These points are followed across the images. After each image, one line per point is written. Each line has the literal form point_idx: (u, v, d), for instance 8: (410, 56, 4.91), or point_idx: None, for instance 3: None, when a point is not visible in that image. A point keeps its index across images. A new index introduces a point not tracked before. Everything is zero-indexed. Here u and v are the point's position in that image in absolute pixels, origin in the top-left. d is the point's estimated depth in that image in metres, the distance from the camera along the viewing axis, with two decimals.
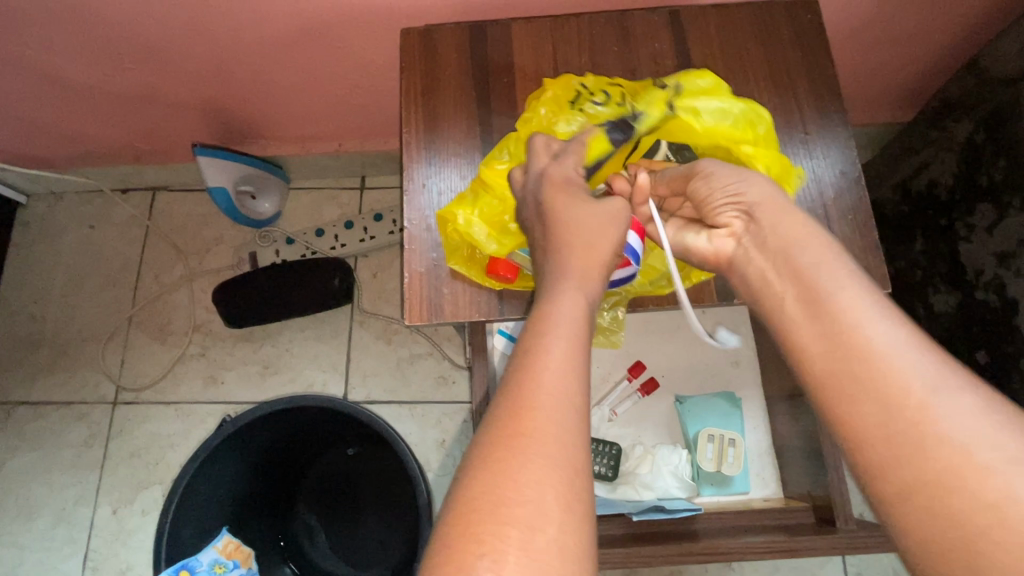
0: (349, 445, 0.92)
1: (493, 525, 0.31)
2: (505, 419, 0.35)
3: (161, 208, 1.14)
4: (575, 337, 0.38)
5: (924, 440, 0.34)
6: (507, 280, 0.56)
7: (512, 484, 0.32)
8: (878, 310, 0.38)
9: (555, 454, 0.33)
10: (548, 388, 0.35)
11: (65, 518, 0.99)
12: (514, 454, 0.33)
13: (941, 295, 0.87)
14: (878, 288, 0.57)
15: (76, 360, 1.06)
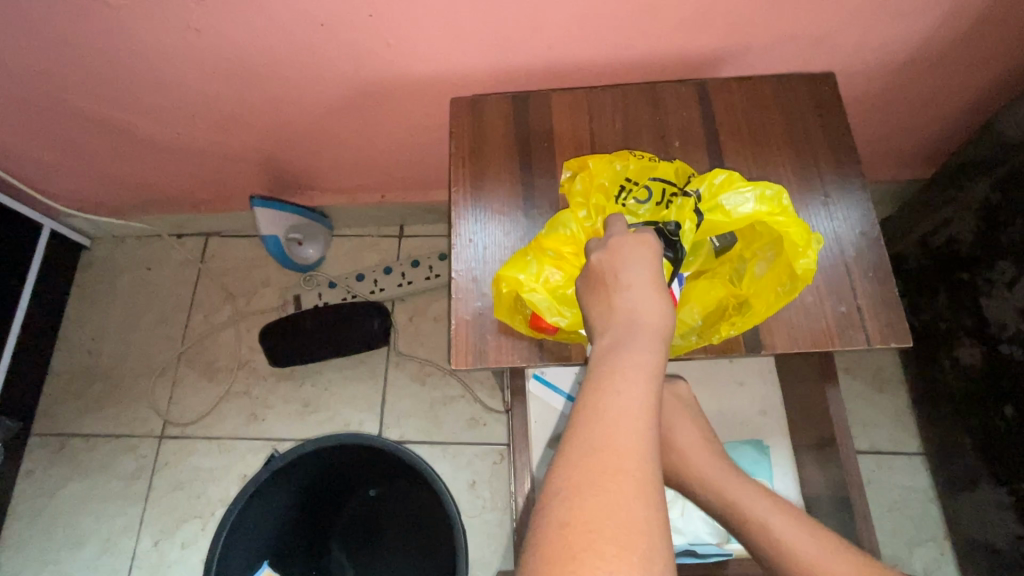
0: (370, 487, 0.94)
1: (585, 553, 0.35)
2: (586, 454, 0.39)
3: (213, 252, 1.22)
4: (646, 379, 0.43)
5: None
6: (547, 332, 0.60)
7: (603, 516, 0.36)
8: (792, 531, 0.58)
9: (636, 485, 0.37)
10: (628, 433, 0.39)
11: (110, 548, 1.03)
12: (604, 488, 0.37)
13: (967, 348, 0.88)
14: (901, 341, 0.59)
15: (128, 395, 1.12)
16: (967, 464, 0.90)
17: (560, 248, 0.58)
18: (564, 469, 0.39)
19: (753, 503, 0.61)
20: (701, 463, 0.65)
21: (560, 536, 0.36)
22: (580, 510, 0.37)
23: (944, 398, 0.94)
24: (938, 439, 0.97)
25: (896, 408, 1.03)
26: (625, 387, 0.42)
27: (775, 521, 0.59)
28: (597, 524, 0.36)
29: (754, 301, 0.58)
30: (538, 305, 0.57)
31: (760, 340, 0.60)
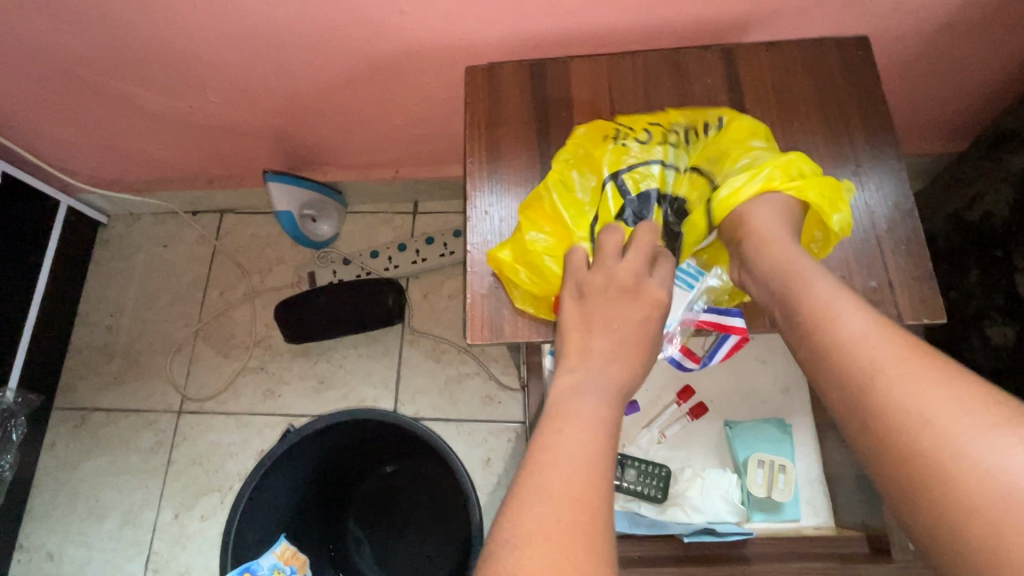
0: (389, 464, 0.97)
1: None
2: (538, 498, 0.37)
3: (228, 229, 1.22)
4: (595, 425, 0.41)
5: (908, 424, 0.35)
6: None
7: (547, 570, 0.34)
8: (853, 312, 0.42)
9: (584, 541, 0.35)
10: (571, 480, 0.38)
11: (131, 520, 1.05)
12: (552, 539, 0.35)
13: (999, 328, 0.85)
14: (933, 318, 0.57)
15: (146, 370, 1.13)
16: None
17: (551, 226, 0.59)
18: (510, 520, 0.37)
19: (829, 297, 0.43)
20: (772, 225, 0.51)
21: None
22: (531, 564, 0.34)
23: None
24: None
25: None
26: (574, 432, 0.41)
27: (847, 313, 0.42)
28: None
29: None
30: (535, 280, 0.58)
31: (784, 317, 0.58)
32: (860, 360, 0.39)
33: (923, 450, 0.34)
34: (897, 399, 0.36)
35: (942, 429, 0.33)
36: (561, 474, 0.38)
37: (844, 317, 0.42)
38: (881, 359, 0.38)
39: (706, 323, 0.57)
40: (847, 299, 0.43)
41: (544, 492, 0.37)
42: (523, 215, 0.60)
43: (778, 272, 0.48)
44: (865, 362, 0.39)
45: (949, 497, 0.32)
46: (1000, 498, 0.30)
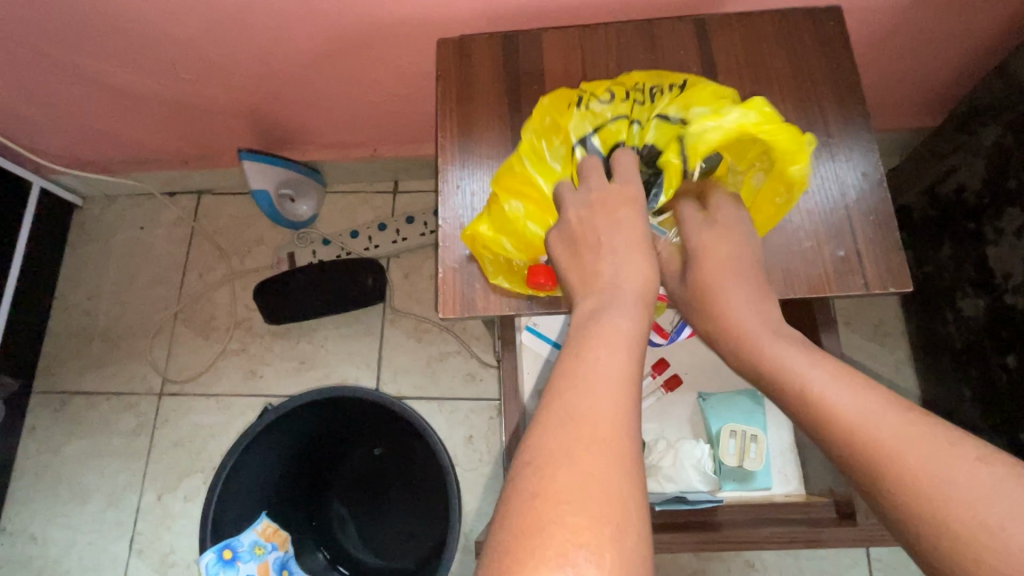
0: (379, 445, 0.97)
1: (555, 526, 0.33)
2: (564, 419, 0.37)
3: (206, 210, 1.20)
4: (623, 346, 0.40)
5: (889, 465, 0.37)
6: (545, 287, 0.58)
7: (576, 489, 0.34)
8: (814, 367, 0.44)
9: (612, 456, 0.35)
10: (601, 399, 0.37)
11: (114, 502, 1.05)
12: (579, 457, 0.35)
13: (970, 299, 0.86)
14: (900, 286, 0.58)
15: (126, 353, 1.13)
16: (966, 415, 0.89)
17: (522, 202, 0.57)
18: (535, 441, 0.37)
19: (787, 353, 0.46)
20: (727, 267, 0.53)
21: (528, 503, 0.34)
22: (555, 485, 0.34)
23: (944, 350, 0.93)
24: (935, 390, 0.96)
25: (898, 362, 1.01)
26: (604, 353, 0.40)
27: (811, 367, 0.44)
28: (574, 491, 0.34)
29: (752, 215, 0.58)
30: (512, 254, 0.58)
31: None
32: (831, 412, 0.41)
33: (910, 486, 0.36)
34: (872, 439, 0.38)
35: (937, 462, 0.36)
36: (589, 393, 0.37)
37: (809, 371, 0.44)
38: (847, 405, 0.41)
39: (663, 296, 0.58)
40: (805, 354, 0.46)
41: (577, 411, 0.37)
42: (496, 184, 0.58)
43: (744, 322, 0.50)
44: (839, 412, 0.41)
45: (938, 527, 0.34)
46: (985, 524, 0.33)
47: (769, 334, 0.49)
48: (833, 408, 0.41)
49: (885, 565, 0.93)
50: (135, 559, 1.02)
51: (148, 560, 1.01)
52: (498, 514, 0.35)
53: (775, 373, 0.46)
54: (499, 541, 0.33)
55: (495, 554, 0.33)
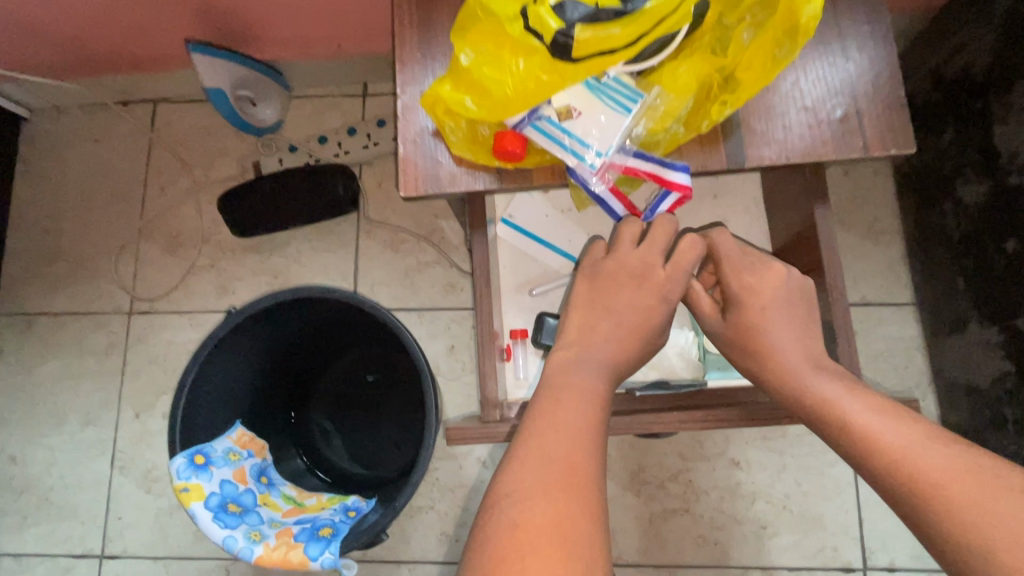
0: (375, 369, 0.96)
1: (526, 554, 0.37)
2: (542, 462, 0.42)
3: (163, 119, 1.12)
4: (593, 404, 0.47)
5: (892, 455, 0.44)
6: (514, 159, 0.52)
7: (548, 521, 0.39)
8: (830, 383, 0.52)
9: (584, 497, 0.40)
10: (570, 446, 0.43)
11: (92, 421, 1.03)
12: (551, 497, 0.40)
13: (972, 186, 0.81)
14: (901, 148, 0.52)
15: (91, 272, 1.08)
16: (958, 307, 0.86)
17: (484, 39, 0.48)
18: (512, 478, 0.42)
19: (802, 367, 0.54)
20: (760, 296, 0.58)
21: (507, 536, 0.38)
22: (528, 520, 0.39)
23: (940, 243, 0.89)
24: (928, 285, 0.93)
25: (890, 259, 0.97)
26: (576, 408, 0.46)
27: (825, 384, 0.52)
28: (548, 528, 0.38)
29: (742, 74, 0.50)
30: (473, 110, 0.49)
31: (742, 152, 0.53)
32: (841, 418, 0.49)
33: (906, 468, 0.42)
34: (878, 437, 0.45)
35: (923, 457, 0.42)
36: (557, 445, 0.43)
37: (826, 387, 0.51)
38: (854, 414, 0.48)
39: (644, 173, 0.52)
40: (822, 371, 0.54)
41: (547, 455, 0.42)
42: (456, 31, 0.49)
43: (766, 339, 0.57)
44: (852, 420, 0.48)
45: (934, 507, 0.40)
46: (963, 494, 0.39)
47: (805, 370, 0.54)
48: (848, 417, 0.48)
49: None
50: (117, 475, 1.01)
51: (131, 476, 1.01)
52: (479, 534, 0.40)
53: (826, 415, 0.50)
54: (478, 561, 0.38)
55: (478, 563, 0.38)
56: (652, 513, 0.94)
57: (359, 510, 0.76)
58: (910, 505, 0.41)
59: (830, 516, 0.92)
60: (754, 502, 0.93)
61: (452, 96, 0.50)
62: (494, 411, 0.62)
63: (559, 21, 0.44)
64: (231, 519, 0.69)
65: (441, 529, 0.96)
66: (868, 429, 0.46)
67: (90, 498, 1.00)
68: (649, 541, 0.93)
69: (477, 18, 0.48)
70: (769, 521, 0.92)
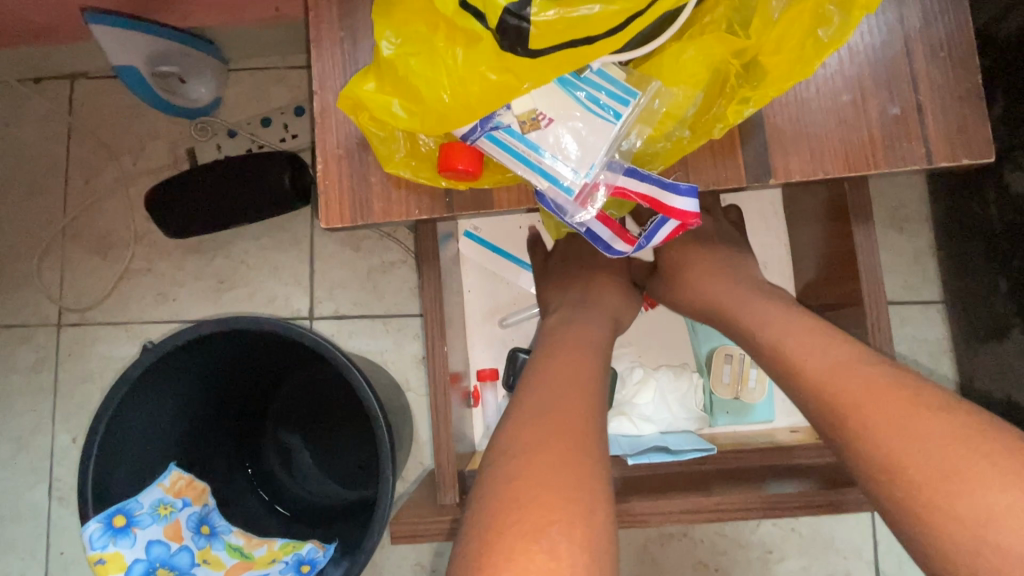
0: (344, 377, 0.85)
1: (530, 507, 0.37)
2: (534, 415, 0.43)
3: (82, 99, 0.96)
4: (579, 353, 0.49)
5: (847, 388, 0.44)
6: (466, 178, 0.40)
7: (545, 472, 0.39)
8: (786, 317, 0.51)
9: (576, 443, 0.41)
10: (560, 394, 0.44)
11: (24, 446, 0.92)
12: (546, 446, 0.40)
13: (1023, 171, 0.68)
14: (976, 157, 0.40)
15: (11, 278, 0.95)
16: (997, 311, 0.75)
17: (416, 26, 0.35)
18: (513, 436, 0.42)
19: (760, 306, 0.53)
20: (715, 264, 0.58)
21: (505, 489, 0.38)
22: (525, 471, 0.39)
23: (978, 236, 0.77)
24: (960, 281, 0.82)
25: (916, 250, 0.86)
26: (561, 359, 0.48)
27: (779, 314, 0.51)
28: (546, 480, 0.38)
29: (767, 59, 0.38)
30: (402, 119, 0.36)
31: (765, 164, 0.41)
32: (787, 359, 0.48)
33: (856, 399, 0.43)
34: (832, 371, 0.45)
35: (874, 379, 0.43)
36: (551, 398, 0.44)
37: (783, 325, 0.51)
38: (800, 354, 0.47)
39: (636, 196, 0.40)
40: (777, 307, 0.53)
41: (545, 410, 0.43)
42: (380, 11, 0.36)
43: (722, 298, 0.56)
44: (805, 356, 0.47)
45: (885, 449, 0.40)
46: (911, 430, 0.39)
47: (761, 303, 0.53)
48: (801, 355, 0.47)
49: None
50: (56, 506, 0.91)
51: (71, 507, 0.91)
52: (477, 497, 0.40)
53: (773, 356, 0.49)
54: (477, 525, 0.37)
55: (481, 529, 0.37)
56: (647, 539, 0.85)
57: (314, 564, 0.66)
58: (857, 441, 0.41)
59: (841, 539, 0.84)
60: (759, 524, 0.84)
61: (376, 100, 0.36)
62: (450, 490, 0.50)
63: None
64: None
65: (417, 560, 0.87)
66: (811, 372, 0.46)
67: (27, 532, 0.91)
68: (644, 569, 0.85)
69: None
70: (775, 545, 0.84)
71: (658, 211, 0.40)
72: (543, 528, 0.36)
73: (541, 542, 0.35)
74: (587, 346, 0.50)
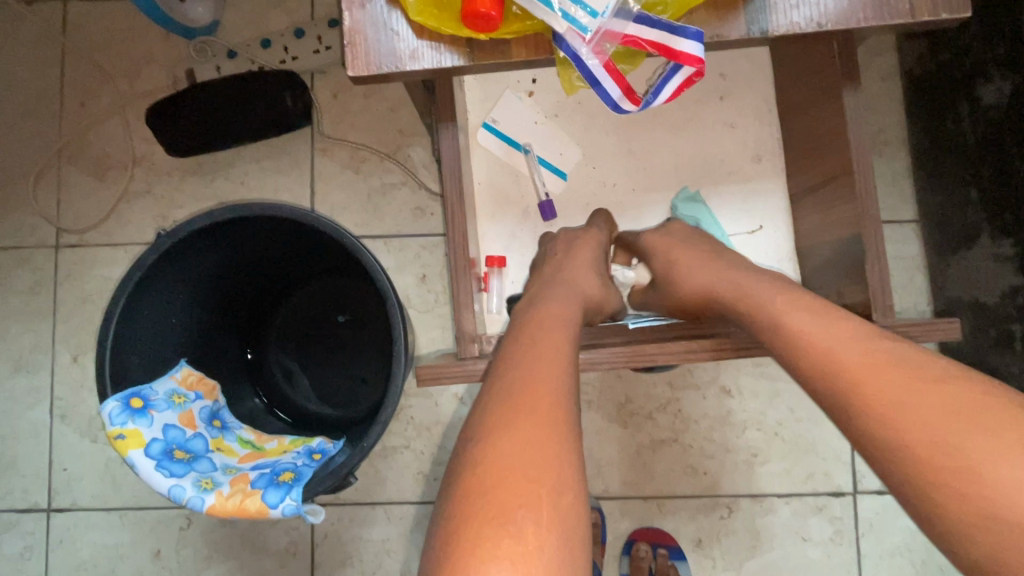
0: (339, 312, 0.88)
1: (499, 488, 0.37)
2: (508, 397, 0.42)
3: (76, 21, 0.96)
4: (559, 337, 0.48)
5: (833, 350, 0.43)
6: (489, 27, 0.42)
7: (516, 453, 0.39)
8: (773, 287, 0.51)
9: (552, 423, 0.41)
10: (541, 375, 0.44)
11: (24, 366, 0.93)
12: (517, 426, 0.40)
13: (994, 84, 0.73)
14: (954, 13, 0.44)
15: (6, 201, 0.94)
16: (969, 221, 0.80)
17: None
18: (482, 418, 0.42)
19: (746, 281, 0.53)
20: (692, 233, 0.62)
21: (475, 473, 0.38)
22: (494, 452, 0.39)
23: (953, 151, 0.82)
24: (935, 199, 0.86)
25: (894, 173, 0.91)
26: (539, 340, 0.48)
27: (764, 285, 0.52)
28: (513, 462, 0.38)
29: None
30: None
31: (764, 17, 0.44)
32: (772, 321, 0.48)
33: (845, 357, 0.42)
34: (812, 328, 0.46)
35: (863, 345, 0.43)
36: (528, 375, 0.44)
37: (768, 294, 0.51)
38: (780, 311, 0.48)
39: (648, 44, 0.42)
40: (761, 279, 0.53)
41: (521, 390, 0.43)
42: None
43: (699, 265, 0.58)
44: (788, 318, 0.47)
45: (872, 408, 0.39)
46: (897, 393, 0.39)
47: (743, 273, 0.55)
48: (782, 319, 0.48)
49: None
50: (58, 424, 0.92)
51: (74, 425, 0.92)
52: (452, 472, 0.40)
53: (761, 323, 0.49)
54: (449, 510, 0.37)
55: (451, 516, 0.37)
56: (640, 445, 0.89)
57: (325, 452, 0.68)
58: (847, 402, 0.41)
59: (821, 442, 0.89)
60: (744, 430, 0.89)
61: None
62: (471, 346, 0.55)
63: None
64: (177, 466, 0.61)
65: (418, 469, 0.90)
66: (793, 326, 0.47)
67: (29, 449, 0.92)
68: (636, 474, 0.89)
69: None
70: (759, 449, 0.89)
71: (667, 59, 0.43)
72: (508, 517, 0.36)
73: (507, 528, 0.35)
74: (563, 327, 0.50)
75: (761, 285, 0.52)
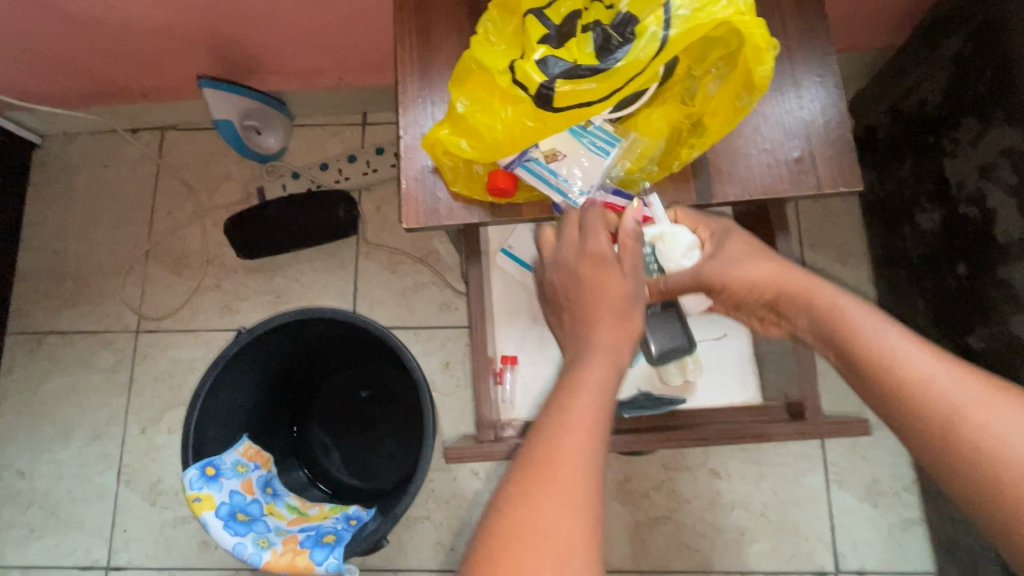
0: (364, 388, 1.01)
1: (507, 555, 0.38)
2: (529, 462, 0.42)
3: (171, 146, 1.17)
4: (596, 394, 0.47)
5: (908, 370, 0.45)
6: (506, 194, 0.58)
7: (530, 524, 0.39)
8: (849, 299, 0.52)
9: (563, 495, 0.40)
10: (564, 444, 0.42)
11: (99, 436, 1.07)
12: (529, 498, 0.40)
13: (927, 213, 0.88)
14: (851, 187, 0.59)
15: (100, 292, 1.12)
16: (919, 325, 0.93)
17: (476, 99, 0.55)
18: (505, 484, 0.43)
19: (822, 289, 0.53)
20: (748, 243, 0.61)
21: (491, 540, 0.39)
22: (506, 514, 0.40)
23: (902, 264, 0.95)
24: (892, 304, 0.99)
25: (857, 280, 1.04)
26: (572, 400, 0.46)
27: (836, 294, 0.52)
28: (529, 535, 0.38)
29: (709, 121, 0.57)
30: (468, 154, 0.55)
31: (708, 192, 0.60)
32: (853, 330, 0.49)
33: (912, 376, 0.45)
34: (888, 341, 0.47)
35: (935, 372, 0.44)
36: (551, 443, 0.43)
37: (844, 303, 0.51)
38: (857, 320, 0.50)
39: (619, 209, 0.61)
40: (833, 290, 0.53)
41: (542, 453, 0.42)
42: (457, 85, 0.56)
43: (757, 272, 0.57)
44: (863, 325, 0.49)
45: (933, 429, 0.42)
46: (966, 418, 0.41)
47: (806, 279, 0.55)
48: (859, 326, 0.49)
49: (842, 469, 0.99)
50: (123, 488, 1.04)
51: (136, 490, 1.04)
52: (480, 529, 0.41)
53: (833, 324, 0.51)
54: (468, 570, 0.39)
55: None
56: (637, 521, 0.99)
57: (360, 519, 0.80)
58: (914, 426, 0.44)
59: (804, 523, 0.97)
60: (733, 510, 0.98)
61: (448, 144, 0.56)
62: (488, 431, 0.69)
63: (543, 75, 0.51)
64: (240, 527, 0.73)
65: (436, 539, 1.00)
66: (870, 336, 0.48)
67: (95, 511, 1.04)
68: (634, 548, 0.98)
69: (468, 82, 0.55)
70: (747, 528, 0.98)
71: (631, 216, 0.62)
72: None
73: None
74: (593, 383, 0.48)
75: (836, 295, 0.52)
